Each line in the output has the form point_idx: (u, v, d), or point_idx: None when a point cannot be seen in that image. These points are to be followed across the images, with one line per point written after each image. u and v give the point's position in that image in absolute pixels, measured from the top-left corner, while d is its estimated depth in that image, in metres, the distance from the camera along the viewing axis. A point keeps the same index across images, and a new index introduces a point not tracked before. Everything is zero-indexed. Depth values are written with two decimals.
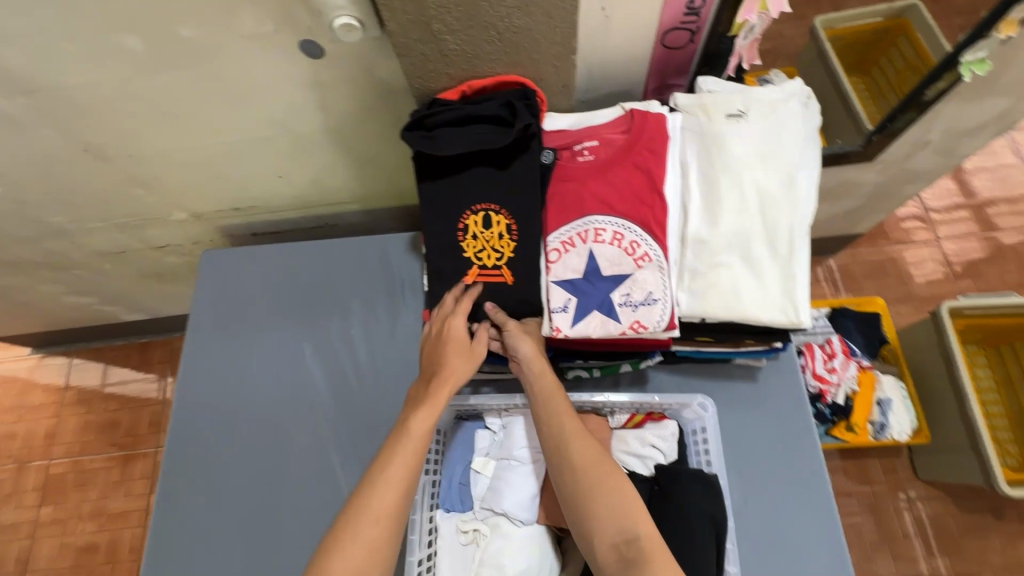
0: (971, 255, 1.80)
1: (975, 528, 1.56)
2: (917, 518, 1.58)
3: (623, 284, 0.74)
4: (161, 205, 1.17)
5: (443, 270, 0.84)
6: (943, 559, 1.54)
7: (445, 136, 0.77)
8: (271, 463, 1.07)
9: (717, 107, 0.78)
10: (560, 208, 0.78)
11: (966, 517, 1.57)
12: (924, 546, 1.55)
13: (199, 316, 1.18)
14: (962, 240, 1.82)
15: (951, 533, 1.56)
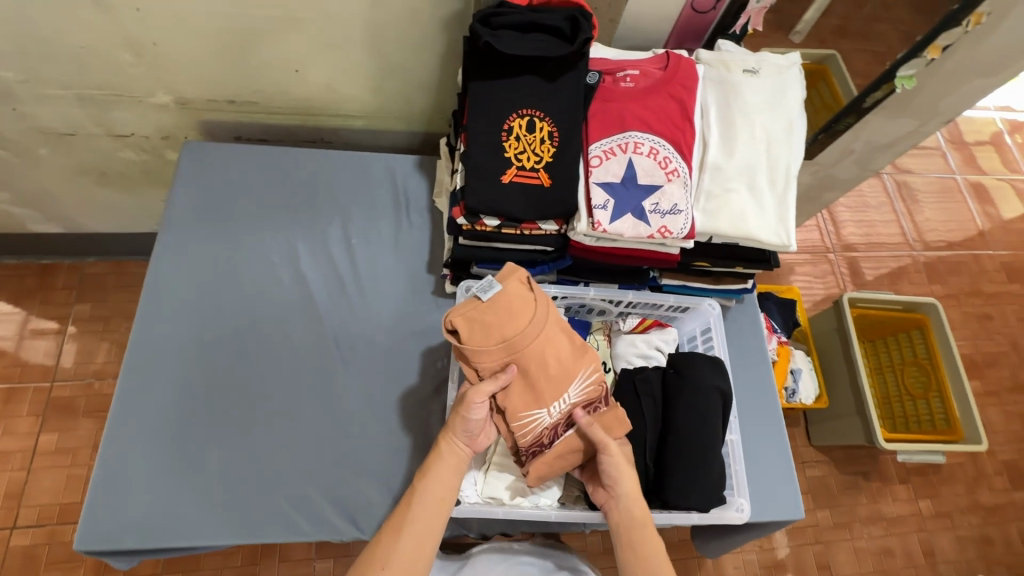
0: (854, 269, 2.20)
1: (850, 486, 1.86)
2: (808, 478, 1.85)
3: (653, 194, 0.84)
4: (145, 80, 1.06)
5: (482, 169, 0.88)
6: (827, 512, 1.82)
7: (510, 36, 0.83)
8: (256, 364, 0.98)
9: (735, 63, 0.92)
10: (601, 123, 0.87)
11: (845, 478, 1.87)
12: (813, 501, 1.82)
13: (176, 208, 1.07)
14: (847, 255, 2.22)
15: (833, 490, 1.85)
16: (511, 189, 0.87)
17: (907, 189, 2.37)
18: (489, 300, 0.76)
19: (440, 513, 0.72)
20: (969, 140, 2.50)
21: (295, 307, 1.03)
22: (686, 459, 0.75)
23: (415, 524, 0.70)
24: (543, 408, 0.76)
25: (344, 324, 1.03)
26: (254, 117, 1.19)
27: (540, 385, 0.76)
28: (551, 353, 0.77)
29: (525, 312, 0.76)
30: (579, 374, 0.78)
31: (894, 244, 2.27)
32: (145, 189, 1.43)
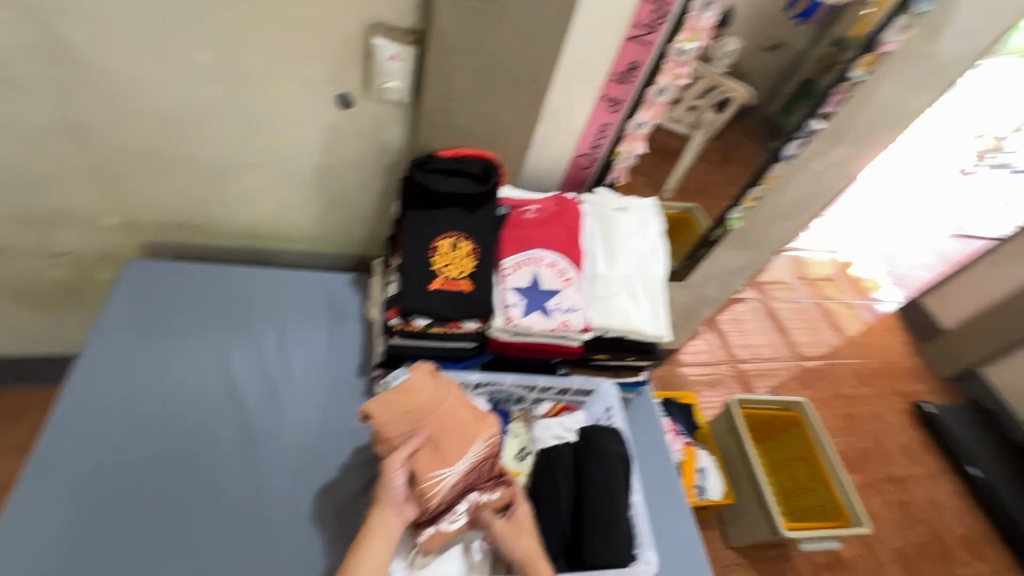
0: (739, 378, 2.52)
1: None
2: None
3: (555, 296, 1.04)
4: (99, 204, 1.16)
5: (414, 278, 1.05)
6: None
7: (438, 178, 1.07)
8: (174, 474, 0.99)
9: (609, 203, 1.22)
10: (511, 243, 1.09)
11: None
12: None
13: (109, 322, 1.12)
14: (732, 366, 2.55)
15: None
16: (438, 294, 1.03)
17: (771, 310, 2.84)
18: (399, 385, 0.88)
19: None
20: None
21: (222, 413, 1.07)
22: (599, 519, 0.84)
23: None
24: (449, 467, 0.82)
25: (272, 428, 1.07)
26: (200, 240, 1.30)
27: (443, 447, 0.83)
28: (453, 419, 0.85)
29: (429, 387, 0.86)
30: (479, 435, 0.85)
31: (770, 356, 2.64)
32: (65, 308, 1.42)
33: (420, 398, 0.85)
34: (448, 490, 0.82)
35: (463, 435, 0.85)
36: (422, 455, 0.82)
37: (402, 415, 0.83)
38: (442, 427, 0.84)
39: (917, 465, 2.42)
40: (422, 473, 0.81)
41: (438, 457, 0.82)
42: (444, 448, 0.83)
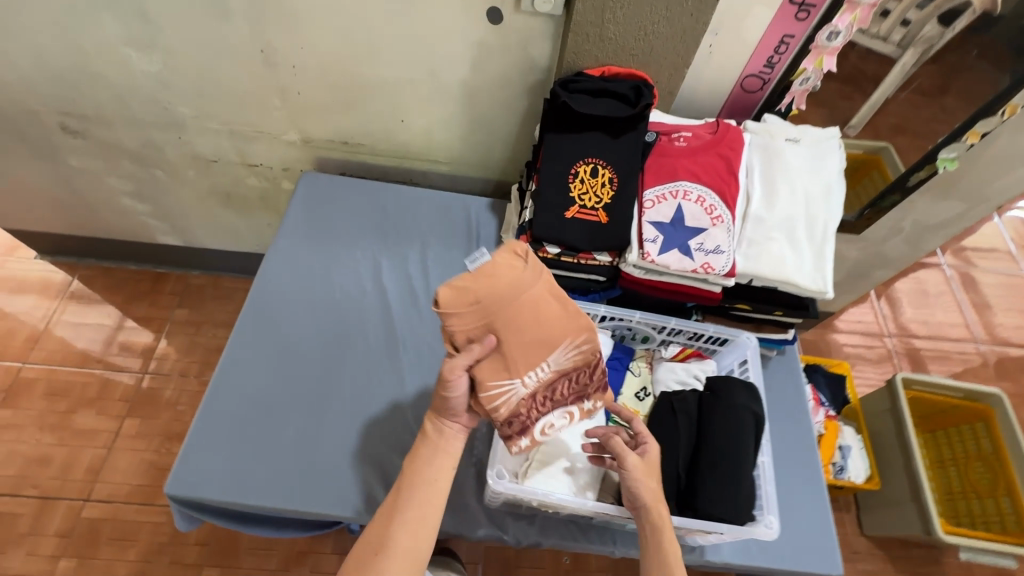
0: (911, 355, 2.15)
1: None
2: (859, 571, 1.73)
3: (698, 235, 0.95)
4: (284, 121, 1.32)
5: (549, 205, 1.03)
6: None
7: (584, 98, 1.00)
8: (336, 358, 1.12)
9: (779, 133, 1.05)
10: (656, 174, 1.01)
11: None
12: None
13: (289, 223, 1.28)
14: (904, 341, 2.17)
15: None
16: (572, 223, 1.01)
17: (967, 281, 2.32)
18: (475, 269, 0.79)
19: (433, 496, 0.80)
20: None
21: (373, 313, 1.18)
22: (717, 471, 0.79)
23: (405, 514, 0.79)
24: (515, 378, 0.80)
25: (413, 332, 1.17)
26: (360, 157, 1.42)
27: (513, 354, 0.79)
28: (531, 318, 0.79)
29: (512, 280, 0.77)
30: (557, 344, 0.82)
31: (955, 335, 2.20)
32: (258, 212, 1.69)
33: (497, 293, 0.76)
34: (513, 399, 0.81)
35: (539, 341, 0.81)
36: (491, 359, 0.78)
37: (472, 312, 0.76)
38: (512, 329, 0.78)
39: None
40: (488, 382, 0.79)
41: (504, 365, 0.79)
42: (512, 361, 0.79)
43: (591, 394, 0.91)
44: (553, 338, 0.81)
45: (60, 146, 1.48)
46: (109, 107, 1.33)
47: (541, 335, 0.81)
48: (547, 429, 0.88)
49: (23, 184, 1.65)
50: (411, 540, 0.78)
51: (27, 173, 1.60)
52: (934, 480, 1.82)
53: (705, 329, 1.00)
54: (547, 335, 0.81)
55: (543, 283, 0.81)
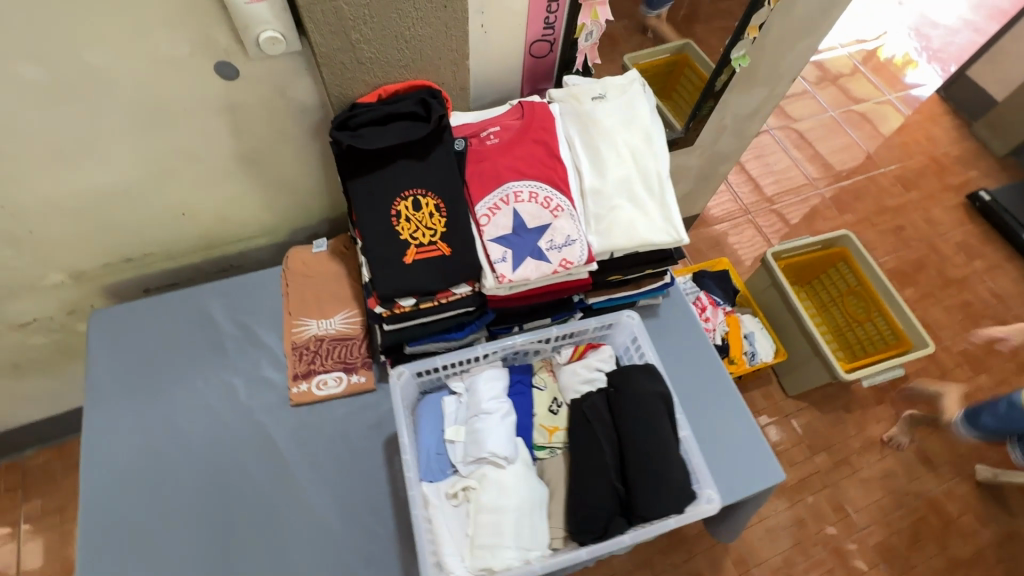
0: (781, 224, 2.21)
1: (836, 422, 1.88)
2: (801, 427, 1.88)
3: (545, 233, 0.89)
4: (34, 266, 1.05)
5: (383, 256, 0.91)
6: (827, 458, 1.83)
7: (372, 131, 0.88)
8: (222, 515, 0.95)
9: (583, 94, 1.00)
10: (480, 183, 0.92)
11: (829, 416, 1.89)
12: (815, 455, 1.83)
13: (100, 383, 1.05)
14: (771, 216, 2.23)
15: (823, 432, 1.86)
16: (414, 267, 0.91)
17: (800, 131, 2.44)
18: (319, 249, 1.17)
19: None
20: (839, 75, 2.60)
21: (246, 443, 1.02)
22: (648, 469, 0.77)
23: None
24: (314, 322, 1.11)
25: (300, 443, 1.02)
26: (158, 267, 1.18)
27: (319, 305, 1.13)
28: (333, 294, 1.14)
29: (330, 267, 1.16)
30: (342, 311, 1.12)
31: (803, 186, 2.31)
32: (64, 364, 1.37)
33: (318, 266, 1.16)
34: (310, 332, 1.10)
35: (332, 301, 1.13)
36: (303, 303, 1.13)
37: (304, 273, 1.15)
38: (321, 290, 1.14)
39: (975, 260, 2.20)
40: (293, 315, 1.11)
41: (311, 308, 1.12)
42: (315, 309, 1.12)
43: (360, 368, 1.08)
44: (340, 304, 1.13)
45: None
46: None
47: (334, 302, 1.13)
48: (321, 385, 1.06)
49: None
50: None
51: None
52: (824, 323, 2.00)
53: (586, 323, 0.95)
54: (340, 299, 1.13)
55: (345, 278, 1.15)
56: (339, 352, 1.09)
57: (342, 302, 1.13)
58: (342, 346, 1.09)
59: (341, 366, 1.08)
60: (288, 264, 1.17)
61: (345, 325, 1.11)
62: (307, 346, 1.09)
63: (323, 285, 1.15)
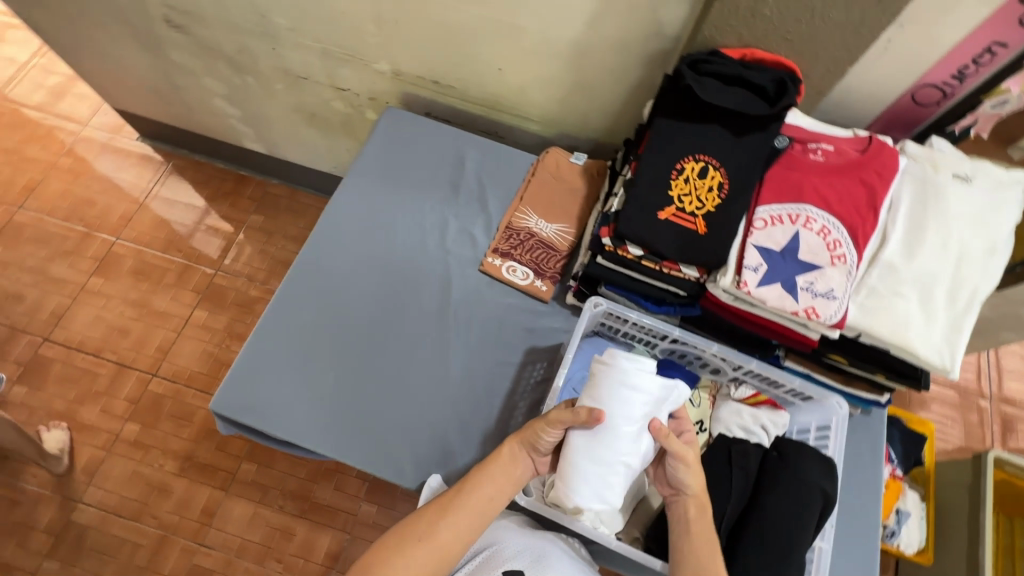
0: None
1: None
2: None
3: (810, 272, 0.81)
4: (377, 49, 1.24)
5: (642, 199, 0.91)
6: None
7: (714, 84, 0.85)
8: (385, 311, 1.09)
9: (945, 165, 0.85)
10: (778, 188, 0.86)
11: None
12: None
13: (365, 161, 1.24)
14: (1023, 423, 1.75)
15: None
16: (663, 225, 0.89)
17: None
18: (577, 162, 1.22)
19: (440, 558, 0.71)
20: None
21: (432, 272, 1.14)
22: (767, 543, 0.71)
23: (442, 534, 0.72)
24: (534, 218, 1.17)
25: (468, 301, 1.11)
26: (449, 100, 1.32)
27: (547, 208, 1.18)
28: (564, 205, 1.18)
29: (576, 181, 1.20)
30: (562, 224, 1.16)
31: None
32: (337, 135, 1.65)
33: (567, 175, 1.20)
34: (528, 224, 1.17)
35: (558, 210, 1.18)
36: (537, 195, 1.19)
37: (553, 173, 1.21)
38: (556, 196, 1.19)
39: None
40: (523, 201, 1.18)
41: (539, 204, 1.18)
42: (542, 208, 1.18)
43: (546, 279, 1.12)
44: (563, 216, 1.17)
45: (164, 38, 1.48)
46: (208, 4, 1.30)
47: (560, 212, 1.18)
48: (510, 270, 1.13)
49: (127, 67, 1.70)
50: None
51: (132, 58, 1.64)
52: None
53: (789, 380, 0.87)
54: (566, 213, 1.17)
55: (581, 199, 1.19)
56: (540, 256, 1.14)
57: (566, 216, 1.17)
58: (545, 254, 1.14)
59: (533, 266, 1.13)
60: (543, 158, 1.23)
61: (557, 237, 1.15)
62: (518, 233, 1.16)
63: (561, 193, 1.19)
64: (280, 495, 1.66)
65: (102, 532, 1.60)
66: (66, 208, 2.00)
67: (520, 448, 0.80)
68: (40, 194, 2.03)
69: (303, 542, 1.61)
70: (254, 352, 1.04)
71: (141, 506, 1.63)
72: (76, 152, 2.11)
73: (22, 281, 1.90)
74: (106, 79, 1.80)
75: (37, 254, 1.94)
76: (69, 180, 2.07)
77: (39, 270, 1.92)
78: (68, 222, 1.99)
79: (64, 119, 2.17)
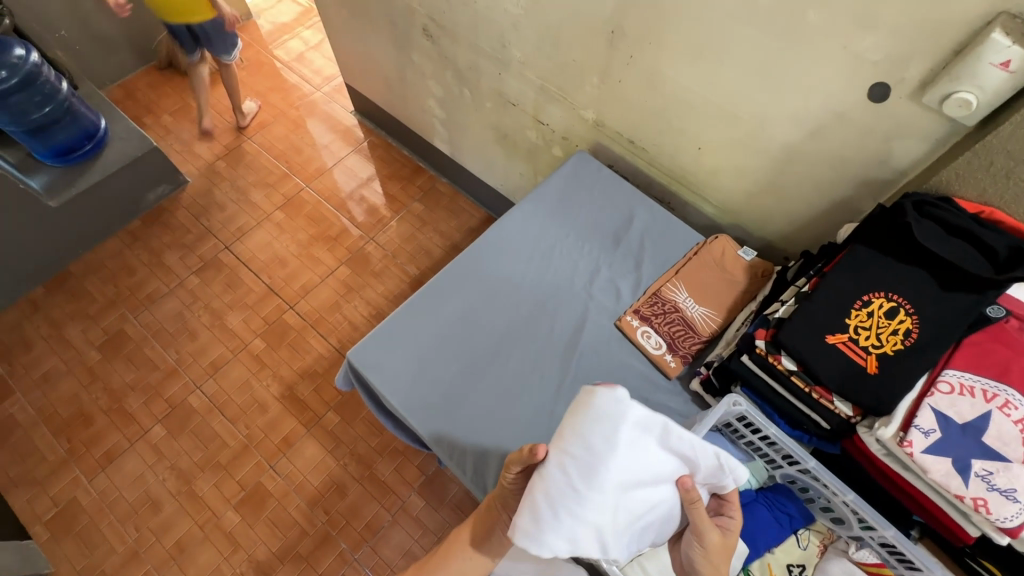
0: None
1: None
2: None
3: (992, 461, 0.72)
4: (590, 100, 1.35)
5: (815, 317, 0.88)
6: None
7: (935, 230, 0.83)
8: (517, 328, 1.15)
9: None
10: (977, 358, 0.78)
11: None
12: None
13: (543, 192, 1.33)
14: None
15: None
16: (829, 349, 0.86)
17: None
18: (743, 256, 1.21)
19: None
20: None
21: (571, 309, 1.18)
22: None
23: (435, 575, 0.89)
24: (684, 294, 1.17)
25: (594, 348, 1.13)
26: (636, 161, 1.39)
27: (699, 290, 1.18)
28: (717, 293, 1.17)
29: (736, 274, 1.19)
30: (710, 310, 1.15)
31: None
32: (518, 159, 1.79)
33: (729, 265, 1.19)
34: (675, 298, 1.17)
35: (710, 295, 1.17)
36: (693, 274, 1.19)
37: (715, 259, 1.20)
38: (712, 282, 1.18)
39: None
40: (678, 275, 1.20)
41: (693, 284, 1.18)
42: (694, 288, 1.18)
43: (677, 356, 1.11)
44: (713, 303, 1.16)
45: (414, 42, 1.74)
46: (463, 25, 1.50)
47: (711, 297, 1.17)
48: (644, 335, 1.13)
49: (373, 56, 2.01)
50: None
51: (381, 50, 1.94)
52: None
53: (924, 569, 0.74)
54: (716, 301, 1.16)
55: (736, 292, 1.17)
56: (678, 333, 1.13)
57: (716, 304, 1.16)
58: (684, 332, 1.13)
59: (668, 340, 1.13)
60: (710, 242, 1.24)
61: (700, 320, 1.14)
62: (664, 304, 1.16)
63: (718, 281, 1.18)
64: (348, 453, 1.77)
65: (204, 420, 1.82)
66: (281, 150, 2.38)
67: (494, 503, 0.87)
68: (266, 133, 2.43)
69: (350, 503, 1.69)
70: (397, 322, 1.15)
71: (240, 412, 1.84)
72: (303, 108, 2.51)
73: (228, 195, 2.27)
74: (353, 60, 2.14)
75: (246, 179, 2.31)
76: (290, 129, 2.46)
77: (242, 191, 2.28)
78: (277, 161, 2.36)
79: (305, 81, 2.59)
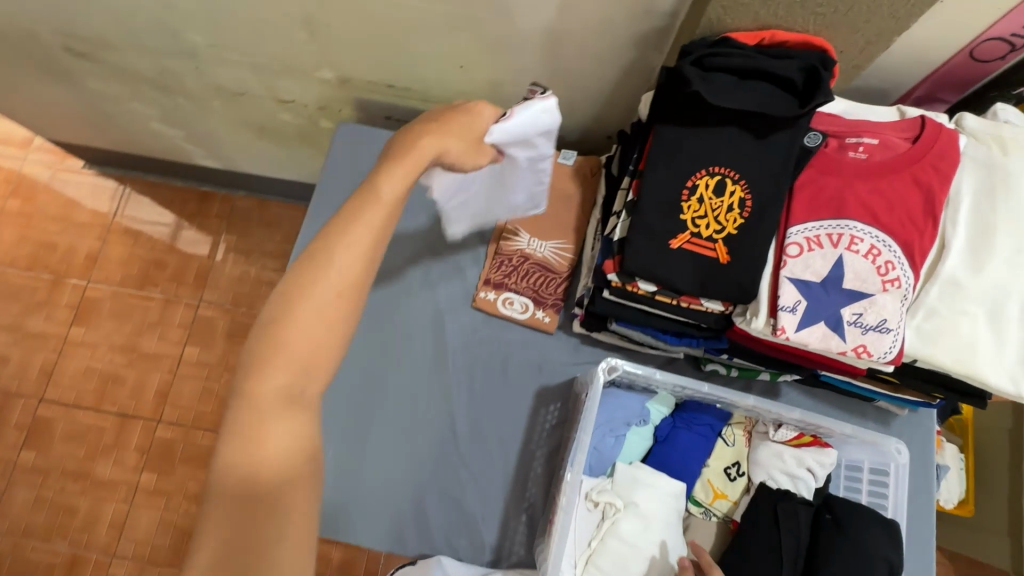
0: None
1: None
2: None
3: (857, 303, 0.68)
4: (316, 58, 1.04)
5: (650, 228, 0.77)
6: None
7: (726, 83, 0.68)
8: (374, 373, 0.99)
9: (1016, 144, 0.70)
10: (812, 201, 0.71)
11: None
12: None
13: (325, 198, 1.08)
14: None
15: None
16: (676, 256, 0.76)
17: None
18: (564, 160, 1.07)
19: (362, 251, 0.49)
20: None
21: (421, 318, 1.01)
22: None
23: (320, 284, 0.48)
24: (524, 237, 1.03)
25: (465, 345, 1.01)
26: (410, 103, 1.14)
27: (537, 222, 1.03)
28: (556, 216, 1.04)
29: (566, 187, 1.05)
30: (556, 239, 1.03)
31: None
32: (294, 145, 1.46)
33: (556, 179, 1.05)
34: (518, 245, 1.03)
35: (551, 223, 1.03)
36: (524, 209, 1.04)
37: None
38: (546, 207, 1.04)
39: None
40: (509, 217, 1.04)
41: (528, 220, 1.04)
42: (531, 224, 1.04)
43: (546, 307, 1.00)
44: (557, 230, 1.03)
45: (72, 67, 1.27)
46: (109, 28, 1.08)
47: (554, 225, 1.03)
48: (506, 303, 1.01)
49: (44, 99, 1.49)
50: (351, 257, 0.49)
51: (46, 89, 1.43)
52: None
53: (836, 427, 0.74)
54: (558, 225, 1.03)
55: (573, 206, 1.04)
56: (536, 282, 1.01)
57: (560, 230, 1.03)
58: (542, 277, 1.01)
59: (531, 294, 1.01)
60: None
61: (553, 256, 1.02)
62: (510, 257, 1.02)
63: (551, 202, 1.04)
64: None
65: None
66: (25, 254, 1.83)
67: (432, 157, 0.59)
68: None
69: None
70: None
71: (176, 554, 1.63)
72: (20, 192, 1.88)
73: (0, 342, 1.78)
74: (27, 111, 1.59)
75: (8, 311, 1.80)
76: (21, 225, 1.87)
77: (14, 328, 1.79)
78: (32, 271, 1.83)
79: None
